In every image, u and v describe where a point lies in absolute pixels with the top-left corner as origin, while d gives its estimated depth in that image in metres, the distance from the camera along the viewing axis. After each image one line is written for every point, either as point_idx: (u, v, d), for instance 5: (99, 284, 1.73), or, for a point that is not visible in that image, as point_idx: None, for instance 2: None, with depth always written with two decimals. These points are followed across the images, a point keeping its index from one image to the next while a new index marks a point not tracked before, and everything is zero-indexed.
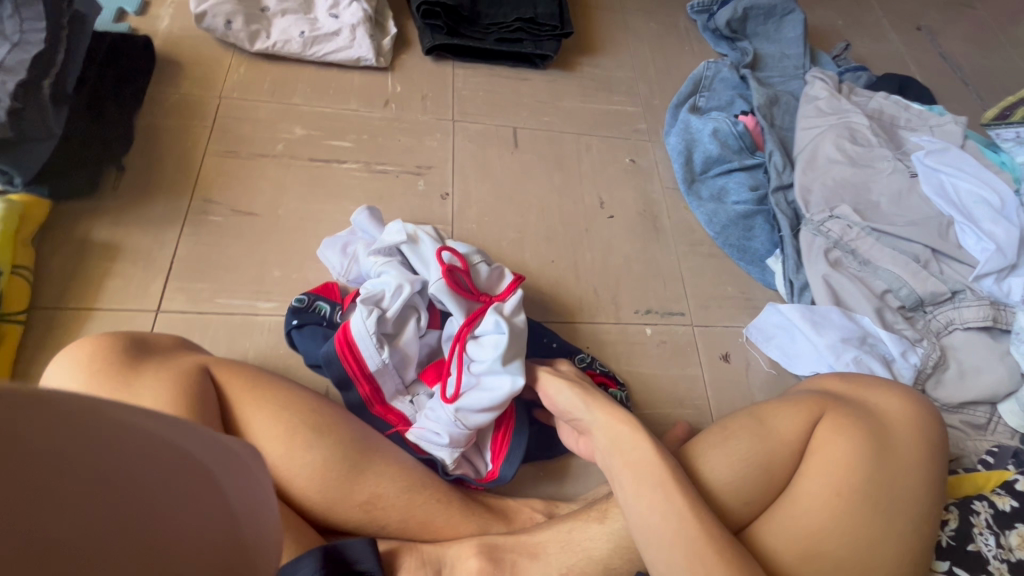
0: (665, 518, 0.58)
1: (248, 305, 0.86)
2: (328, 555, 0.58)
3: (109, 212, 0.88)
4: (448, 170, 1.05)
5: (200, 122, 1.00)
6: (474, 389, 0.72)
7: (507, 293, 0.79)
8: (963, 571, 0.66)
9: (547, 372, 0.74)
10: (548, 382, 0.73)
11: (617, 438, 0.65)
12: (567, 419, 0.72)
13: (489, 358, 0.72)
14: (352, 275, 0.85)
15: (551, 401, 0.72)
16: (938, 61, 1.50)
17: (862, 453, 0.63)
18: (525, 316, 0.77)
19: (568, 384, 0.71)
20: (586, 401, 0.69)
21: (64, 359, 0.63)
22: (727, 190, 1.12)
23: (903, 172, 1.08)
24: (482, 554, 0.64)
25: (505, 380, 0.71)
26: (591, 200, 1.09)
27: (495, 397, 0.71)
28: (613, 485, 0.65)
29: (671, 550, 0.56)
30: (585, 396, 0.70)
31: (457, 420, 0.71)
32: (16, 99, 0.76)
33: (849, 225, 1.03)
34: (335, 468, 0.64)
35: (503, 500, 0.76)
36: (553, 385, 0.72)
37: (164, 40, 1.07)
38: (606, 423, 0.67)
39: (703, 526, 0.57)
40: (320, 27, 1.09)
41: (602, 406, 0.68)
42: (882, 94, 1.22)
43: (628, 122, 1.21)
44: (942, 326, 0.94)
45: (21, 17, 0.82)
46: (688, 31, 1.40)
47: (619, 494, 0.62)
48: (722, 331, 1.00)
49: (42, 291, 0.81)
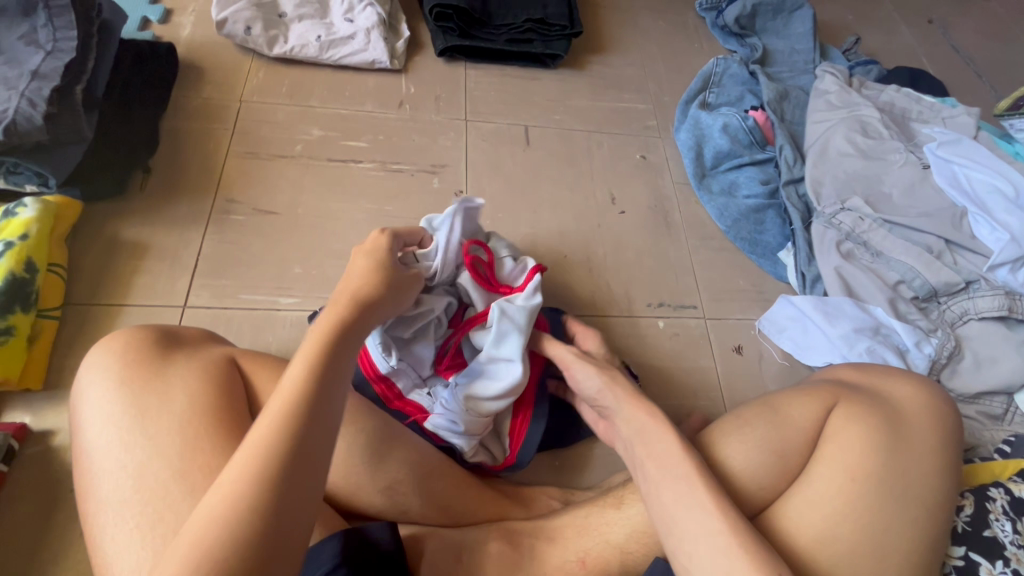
0: (685, 512, 0.58)
1: (270, 300, 0.88)
2: (351, 538, 0.58)
3: (137, 212, 0.92)
4: (461, 169, 1.07)
5: (222, 125, 1.03)
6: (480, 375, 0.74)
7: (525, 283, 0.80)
8: (980, 556, 0.66)
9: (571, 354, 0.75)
10: (577, 365, 0.74)
11: (646, 424, 0.66)
12: (594, 404, 0.74)
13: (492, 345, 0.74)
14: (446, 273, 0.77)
15: (580, 386, 0.73)
16: (950, 53, 1.49)
17: (878, 438, 0.64)
18: (541, 301, 0.77)
19: (596, 372, 0.72)
20: (619, 387, 0.70)
21: (98, 352, 0.66)
22: (738, 184, 1.13)
23: (915, 164, 1.07)
24: (502, 539, 0.66)
25: (511, 368, 0.73)
26: (602, 195, 1.10)
27: (505, 384, 0.73)
28: (636, 474, 0.66)
29: (694, 544, 0.56)
30: (616, 381, 0.71)
31: (470, 408, 0.74)
32: (51, 104, 0.80)
33: (861, 217, 1.03)
34: (356, 457, 0.66)
35: (520, 488, 0.78)
36: (582, 368, 0.73)
37: (187, 48, 1.10)
38: (632, 408, 0.68)
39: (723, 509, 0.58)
40: (335, 32, 1.12)
41: (631, 391, 0.70)
42: (893, 87, 1.22)
43: (638, 119, 1.23)
44: (956, 316, 0.94)
45: (54, 26, 0.85)
46: (697, 28, 1.42)
47: (644, 486, 0.63)
48: (734, 323, 1.01)
49: (75, 288, 0.84)
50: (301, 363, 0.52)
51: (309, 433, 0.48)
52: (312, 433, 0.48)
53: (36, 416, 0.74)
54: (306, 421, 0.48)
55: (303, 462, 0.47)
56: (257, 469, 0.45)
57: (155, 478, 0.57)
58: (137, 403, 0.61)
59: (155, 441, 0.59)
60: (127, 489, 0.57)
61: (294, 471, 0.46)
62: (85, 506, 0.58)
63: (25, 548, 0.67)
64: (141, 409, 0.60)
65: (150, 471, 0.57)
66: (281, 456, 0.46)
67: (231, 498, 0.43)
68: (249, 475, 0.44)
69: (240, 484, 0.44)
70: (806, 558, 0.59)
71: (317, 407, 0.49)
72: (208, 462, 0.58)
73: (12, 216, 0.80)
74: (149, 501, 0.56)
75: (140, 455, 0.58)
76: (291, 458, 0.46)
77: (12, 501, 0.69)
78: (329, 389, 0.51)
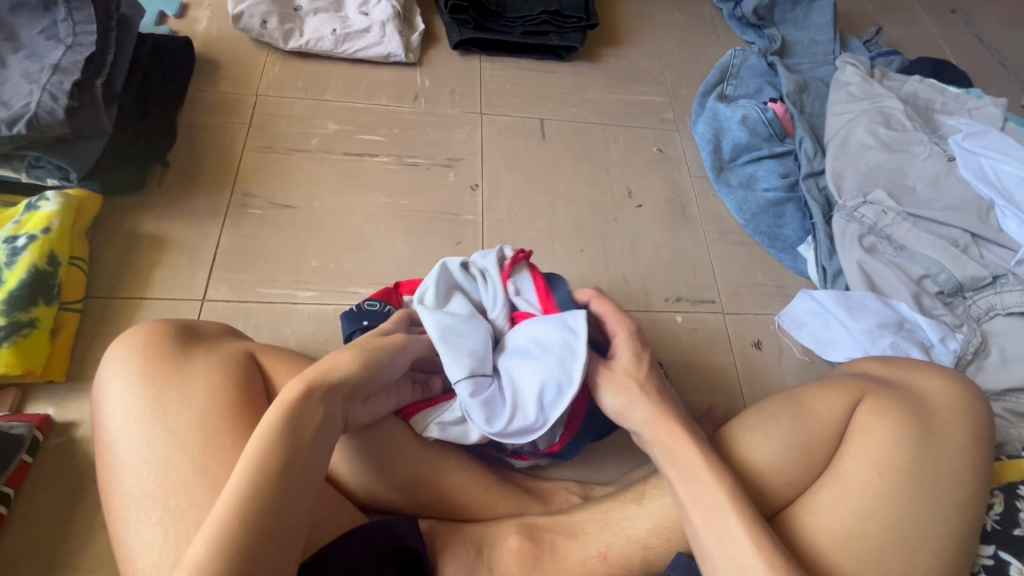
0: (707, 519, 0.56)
1: (287, 294, 0.88)
2: (371, 532, 0.58)
3: (155, 207, 0.92)
4: (476, 163, 1.06)
5: (238, 119, 1.03)
6: (527, 399, 0.65)
7: (550, 303, 0.72)
8: (1011, 555, 0.65)
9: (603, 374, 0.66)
10: (609, 386, 0.65)
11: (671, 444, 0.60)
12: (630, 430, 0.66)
13: (539, 364, 0.66)
14: (456, 324, 0.68)
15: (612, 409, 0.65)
16: (974, 43, 1.46)
17: (906, 434, 0.62)
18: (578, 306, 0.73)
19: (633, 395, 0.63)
20: (650, 402, 0.63)
21: (119, 345, 0.66)
22: (757, 177, 1.11)
23: (940, 156, 1.05)
24: (522, 533, 0.66)
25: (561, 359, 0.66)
26: (619, 189, 1.09)
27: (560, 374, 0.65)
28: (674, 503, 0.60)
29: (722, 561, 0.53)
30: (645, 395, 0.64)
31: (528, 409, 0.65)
32: (73, 98, 0.80)
33: (883, 211, 1.01)
34: (377, 450, 0.67)
35: (538, 483, 0.78)
36: (615, 386, 0.65)
37: (203, 42, 1.11)
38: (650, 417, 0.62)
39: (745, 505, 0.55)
40: (350, 25, 1.12)
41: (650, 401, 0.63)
42: (916, 78, 1.19)
43: (655, 112, 1.21)
44: (982, 311, 0.92)
45: (73, 20, 0.86)
46: (714, 20, 1.40)
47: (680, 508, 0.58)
48: (753, 318, 0.99)
49: (95, 282, 0.85)
50: (285, 415, 0.51)
51: (278, 518, 0.47)
52: (277, 521, 0.47)
53: (59, 407, 0.75)
54: (272, 504, 0.47)
55: (263, 555, 0.45)
56: (213, 561, 0.43)
57: (177, 472, 0.57)
58: (159, 396, 0.61)
59: (178, 434, 0.59)
60: (150, 483, 0.57)
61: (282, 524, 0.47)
62: (108, 499, 0.59)
63: (50, 539, 0.67)
64: (163, 403, 0.61)
65: (173, 464, 0.58)
66: (245, 547, 0.44)
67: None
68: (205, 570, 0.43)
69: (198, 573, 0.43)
70: (832, 554, 0.58)
71: (288, 491, 0.48)
72: (230, 456, 0.59)
73: (34, 210, 0.80)
74: (172, 494, 0.56)
75: (163, 448, 0.59)
76: (277, 516, 0.47)
77: (37, 491, 0.70)
78: (303, 469, 0.50)
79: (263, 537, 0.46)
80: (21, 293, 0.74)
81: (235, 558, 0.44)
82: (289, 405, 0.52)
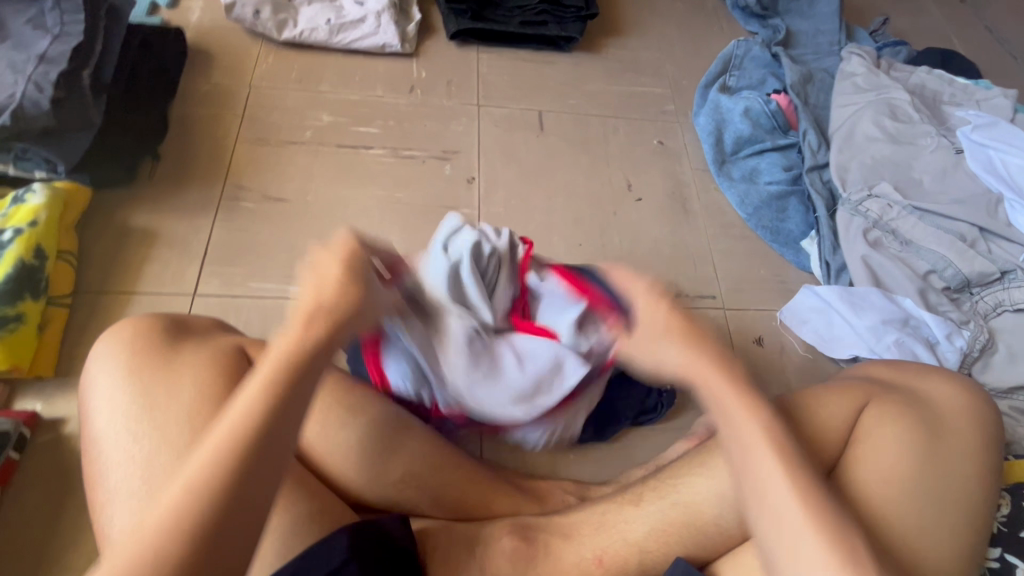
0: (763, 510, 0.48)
1: (279, 289, 0.87)
2: (362, 532, 0.56)
3: (147, 200, 0.91)
4: (473, 155, 1.04)
5: (231, 111, 1.02)
6: (521, 408, 0.71)
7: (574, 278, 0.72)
8: (1017, 558, 0.63)
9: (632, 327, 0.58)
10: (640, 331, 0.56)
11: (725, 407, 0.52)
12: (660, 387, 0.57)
13: (540, 370, 0.70)
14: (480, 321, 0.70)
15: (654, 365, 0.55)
16: (984, 33, 1.43)
17: (913, 436, 0.61)
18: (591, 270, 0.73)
19: (680, 343, 0.54)
20: (692, 367, 0.54)
21: (107, 338, 0.65)
22: (760, 170, 1.09)
23: (948, 148, 1.03)
24: (515, 533, 0.65)
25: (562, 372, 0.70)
26: (618, 182, 1.07)
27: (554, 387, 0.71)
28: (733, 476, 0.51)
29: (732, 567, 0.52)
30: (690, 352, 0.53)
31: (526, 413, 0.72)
32: (59, 88, 0.79)
33: (889, 205, 0.99)
34: (369, 448, 0.66)
35: (534, 481, 0.76)
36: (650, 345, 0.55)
37: (196, 33, 1.09)
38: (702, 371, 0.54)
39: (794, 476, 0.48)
40: (345, 15, 1.10)
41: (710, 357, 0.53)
42: (924, 68, 1.17)
43: (656, 104, 1.19)
44: (990, 308, 0.90)
45: (61, 10, 0.84)
46: (717, 10, 1.37)
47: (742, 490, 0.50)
48: (755, 314, 0.97)
49: (85, 276, 0.83)
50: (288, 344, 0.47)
51: (267, 448, 0.42)
52: (250, 464, 0.41)
53: (46, 403, 0.74)
54: (263, 431, 0.42)
55: (252, 483, 0.40)
56: (200, 490, 0.39)
57: (163, 468, 0.56)
58: (146, 392, 0.60)
59: (162, 431, 0.58)
60: (136, 479, 0.56)
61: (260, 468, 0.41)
62: (93, 495, 0.58)
63: (36, 536, 0.66)
64: (149, 398, 0.60)
65: (159, 461, 0.57)
66: (232, 477, 0.40)
67: (167, 528, 0.38)
68: (190, 501, 0.39)
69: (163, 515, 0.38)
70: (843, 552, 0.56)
71: (280, 418, 0.43)
72: None
73: (21, 203, 0.79)
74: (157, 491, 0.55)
75: (148, 445, 0.57)
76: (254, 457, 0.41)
77: (25, 490, 0.69)
78: (298, 393, 0.45)
79: (252, 465, 0.41)
80: (7, 287, 0.73)
81: (221, 487, 0.39)
82: (292, 330, 0.48)
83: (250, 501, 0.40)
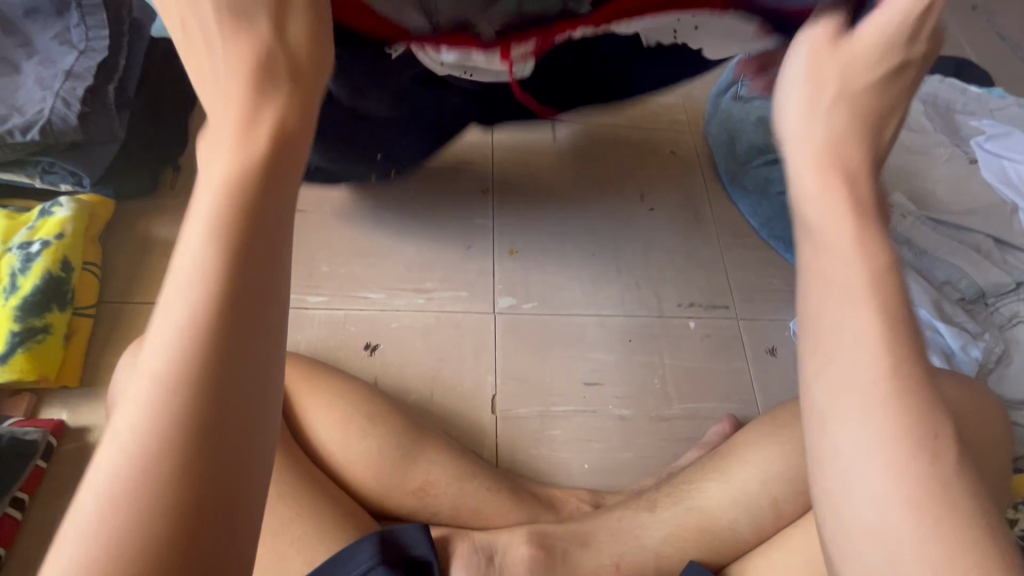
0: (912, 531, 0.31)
1: (298, 298, 0.90)
2: (386, 540, 0.57)
3: (168, 210, 0.92)
4: (488, 168, 1.06)
5: None
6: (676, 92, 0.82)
7: None
8: None
9: (825, 41, 0.42)
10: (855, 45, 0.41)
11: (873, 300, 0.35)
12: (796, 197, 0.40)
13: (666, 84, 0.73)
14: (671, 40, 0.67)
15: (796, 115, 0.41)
16: (995, 40, 1.43)
17: None
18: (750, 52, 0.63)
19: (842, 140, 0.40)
20: (857, 231, 0.36)
21: None
22: (773, 180, 1.05)
23: (961, 158, 1.03)
24: (533, 542, 0.64)
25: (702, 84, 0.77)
26: (631, 192, 1.08)
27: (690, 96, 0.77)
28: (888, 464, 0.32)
29: None
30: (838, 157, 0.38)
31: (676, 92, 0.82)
32: (85, 103, 0.80)
33: (905, 215, 0.98)
34: (388, 457, 0.66)
35: (549, 490, 0.77)
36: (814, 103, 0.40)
37: None
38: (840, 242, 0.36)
39: (917, 426, 0.32)
40: None
41: (856, 204, 0.37)
42: (937, 76, 1.16)
43: (667, 114, 1.20)
44: (1005, 319, 0.90)
45: (86, 25, 0.85)
46: None
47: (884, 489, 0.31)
48: (768, 324, 0.97)
49: (108, 286, 0.85)
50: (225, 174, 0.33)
51: (240, 344, 0.30)
52: (237, 355, 0.30)
53: (72, 412, 0.75)
54: (223, 316, 0.30)
55: (236, 385, 0.29)
56: (167, 411, 0.28)
57: None
58: None
59: None
60: None
61: (238, 355, 0.30)
62: None
63: None
64: None
65: None
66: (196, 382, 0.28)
67: (136, 456, 0.27)
68: (158, 423, 0.28)
69: (132, 460, 0.27)
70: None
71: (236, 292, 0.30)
72: None
73: (48, 215, 0.81)
74: None
75: None
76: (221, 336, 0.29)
77: (54, 497, 0.70)
78: (251, 260, 0.31)
79: (222, 361, 0.29)
80: (36, 299, 0.75)
81: (194, 391, 0.28)
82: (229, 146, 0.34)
83: (227, 408, 0.28)
